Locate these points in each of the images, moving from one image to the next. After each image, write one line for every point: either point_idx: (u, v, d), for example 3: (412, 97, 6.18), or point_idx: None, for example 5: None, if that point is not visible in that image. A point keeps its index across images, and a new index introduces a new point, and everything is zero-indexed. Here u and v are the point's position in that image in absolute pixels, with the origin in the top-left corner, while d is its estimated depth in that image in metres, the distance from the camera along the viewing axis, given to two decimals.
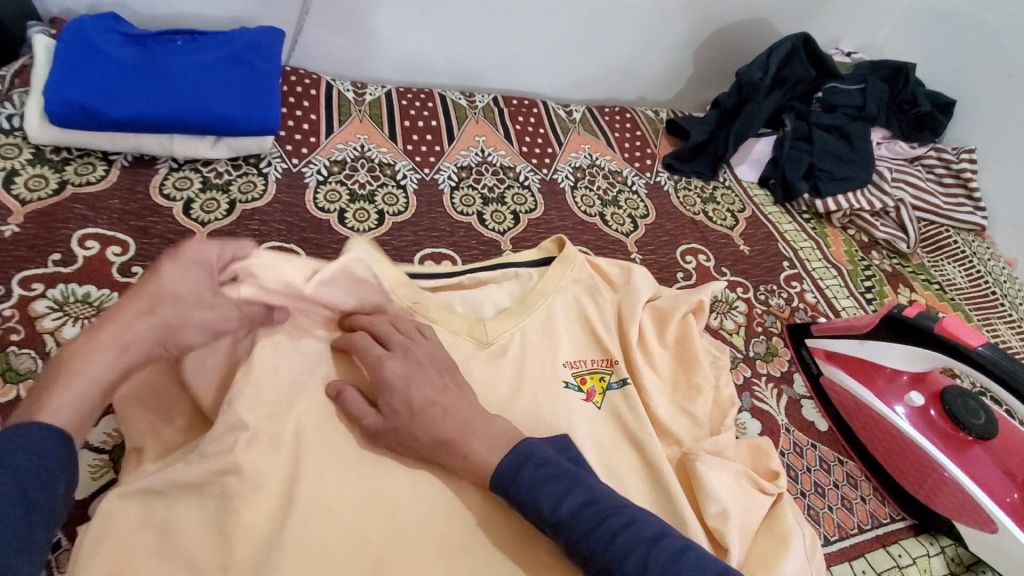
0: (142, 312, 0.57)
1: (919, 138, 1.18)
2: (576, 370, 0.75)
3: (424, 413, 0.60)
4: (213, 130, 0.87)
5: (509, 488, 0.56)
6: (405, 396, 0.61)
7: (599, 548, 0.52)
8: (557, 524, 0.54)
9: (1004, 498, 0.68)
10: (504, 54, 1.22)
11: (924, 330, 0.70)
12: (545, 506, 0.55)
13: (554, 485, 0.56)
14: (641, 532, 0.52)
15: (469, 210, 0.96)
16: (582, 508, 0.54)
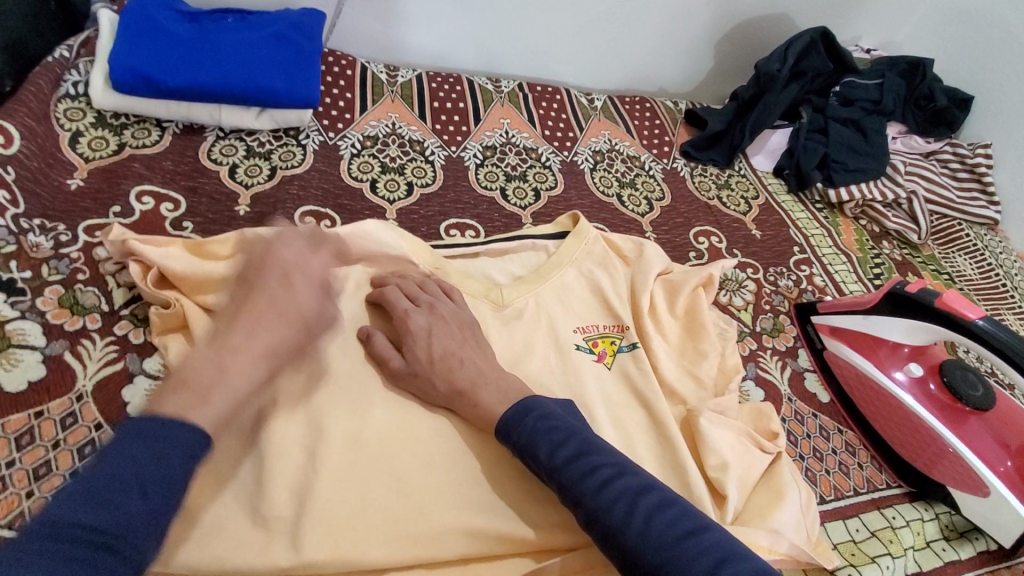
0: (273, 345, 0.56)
1: (935, 133, 1.20)
2: (588, 335, 0.79)
3: (448, 357, 0.65)
4: (258, 101, 0.94)
5: (511, 433, 0.60)
6: (430, 342, 0.66)
7: (587, 496, 0.54)
8: (554, 468, 0.56)
9: (998, 466, 0.70)
10: (530, 43, 1.27)
11: (925, 304, 0.73)
12: (543, 449, 0.58)
13: (550, 436, 0.58)
14: (627, 480, 0.54)
15: (493, 186, 1.01)
16: (576, 457, 0.56)
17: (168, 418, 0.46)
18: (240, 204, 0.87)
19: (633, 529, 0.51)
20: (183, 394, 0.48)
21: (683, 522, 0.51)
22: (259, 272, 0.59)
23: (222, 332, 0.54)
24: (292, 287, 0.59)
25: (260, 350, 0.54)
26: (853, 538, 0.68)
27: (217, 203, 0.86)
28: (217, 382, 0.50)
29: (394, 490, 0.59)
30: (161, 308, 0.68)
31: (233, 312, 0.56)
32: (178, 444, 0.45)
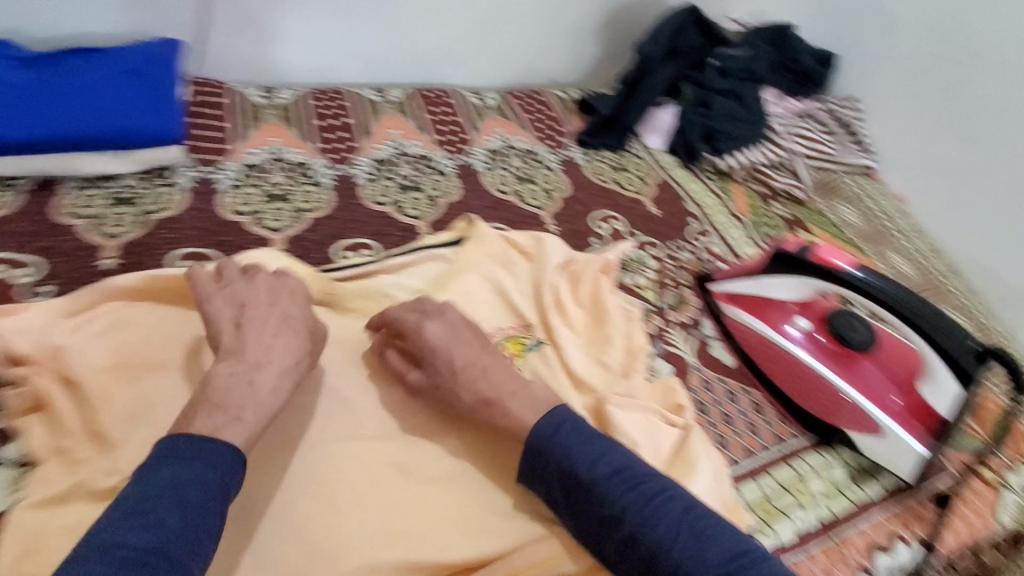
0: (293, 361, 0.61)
1: (805, 93, 1.27)
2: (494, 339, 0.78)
3: (471, 368, 0.64)
4: (117, 142, 0.88)
5: (543, 447, 0.59)
6: (451, 355, 0.64)
7: (633, 512, 0.54)
8: (596, 482, 0.56)
9: (888, 403, 0.74)
10: (414, 49, 1.26)
11: (802, 261, 0.76)
12: (581, 461, 0.57)
13: (587, 448, 0.58)
14: (673, 502, 0.55)
15: (386, 200, 0.98)
16: (617, 472, 0.57)
17: (202, 441, 0.53)
18: (105, 258, 0.81)
19: (683, 546, 0.52)
20: (217, 416, 0.55)
21: (734, 545, 0.53)
22: (255, 297, 0.65)
23: (233, 352, 0.60)
24: (293, 302, 0.66)
25: (275, 366, 0.60)
26: (766, 495, 0.70)
27: (79, 260, 0.80)
28: (247, 401, 0.57)
29: (290, 538, 0.56)
30: (18, 388, 0.64)
31: (239, 332, 0.62)
32: (215, 463, 0.52)
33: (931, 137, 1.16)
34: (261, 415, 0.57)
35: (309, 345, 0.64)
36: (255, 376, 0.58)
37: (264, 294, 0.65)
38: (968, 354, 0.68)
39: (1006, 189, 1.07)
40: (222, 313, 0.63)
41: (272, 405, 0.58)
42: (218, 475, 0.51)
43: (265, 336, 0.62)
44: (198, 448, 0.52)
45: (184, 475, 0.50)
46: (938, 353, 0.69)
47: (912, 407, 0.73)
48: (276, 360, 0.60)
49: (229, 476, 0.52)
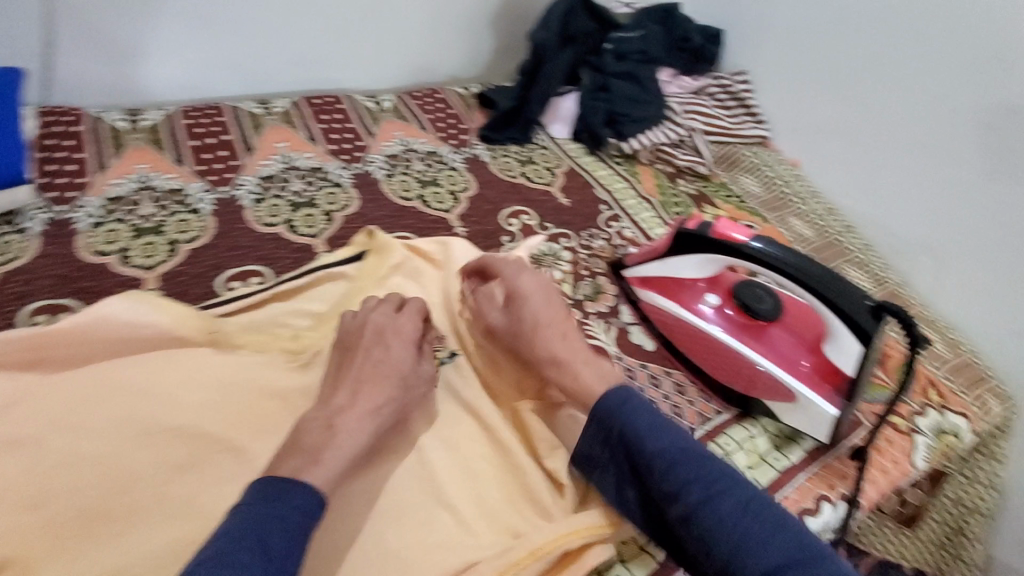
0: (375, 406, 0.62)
1: (698, 71, 1.29)
2: None
3: (546, 328, 0.69)
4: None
5: (612, 424, 0.62)
6: (535, 312, 0.69)
7: (695, 490, 0.56)
8: (664, 458, 0.58)
9: (799, 368, 0.74)
10: (296, 54, 1.17)
11: (703, 238, 0.76)
12: (650, 439, 0.59)
13: (653, 428, 0.60)
14: (734, 486, 0.57)
15: (276, 220, 0.91)
16: (681, 451, 0.59)
17: (289, 481, 0.53)
18: None
19: (745, 526, 0.54)
20: (295, 458, 0.56)
21: (792, 531, 0.54)
22: (355, 338, 0.67)
23: (331, 394, 0.62)
24: (398, 340, 0.67)
25: (365, 407, 0.61)
26: None
27: None
28: (326, 444, 0.57)
29: None
30: None
31: (341, 373, 0.64)
32: (296, 504, 0.52)
33: (813, 102, 1.18)
34: (342, 457, 0.57)
35: (403, 386, 0.64)
36: (335, 420, 0.59)
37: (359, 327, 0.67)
38: (865, 315, 0.68)
39: (891, 138, 1.06)
40: (379, 340, 0.66)
41: (351, 447, 0.58)
42: (302, 517, 0.52)
43: (355, 380, 0.63)
44: (284, 489, 0.53)
45: (268, 516, 0.50)
46: (838, 315, 0.70)
47: (821, 370, 0.74)
48: (370, 399, 0.62)
49: (308, 519, 0.52)
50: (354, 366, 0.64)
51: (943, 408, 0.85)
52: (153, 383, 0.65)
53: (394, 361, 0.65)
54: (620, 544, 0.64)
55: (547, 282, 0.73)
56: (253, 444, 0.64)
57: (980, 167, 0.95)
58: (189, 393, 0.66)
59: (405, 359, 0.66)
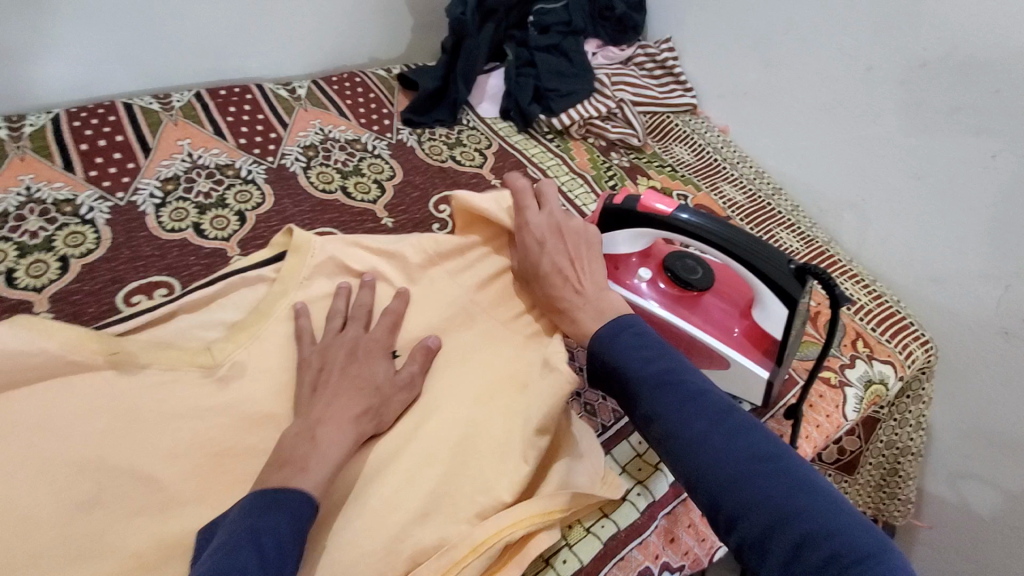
0: (353, 416, 0.61)
1: (625, 40, 1.25)
2: None
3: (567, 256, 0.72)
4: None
5: (606, 350, 0.64)
6: (542, 259, 0.71)
7: (669, 410, 0.57)
8: (646, 383, 0.59)
9: (732, 334, 0.75)
10: (193, 41, 1.07)
11: (630, 213, 0.75)
12: (636, 366, 0.61)
13: (643, 353, 0.62)
14: (711, 406, 0.56)
15: (183, 225, 0.84)
16: (666, 374, 0.59)
17: (280, 491, 0.52)
18: None
19: (712, 440, 0.54)
20: (285, 471, 0.54)
21: (760, 447, 0.53)
22: (325, 358, 0.66)
23: (308, 408, 0.61)
24: (372, 356, 0.67)
25: (344, 417, 0.60)
26: (638, 453, 0.72)
27: None
28: (313, 453, 0.56)
29: None
30: None
31: (317, 394, 0.62)
32: (287, 509, 0.50)
33: (738, 67, 1.18)
34: (327, 466, 0.56)
35: (379, 396, 0.64)
36: (316, 431, 0.58)
37: (330, 348, 0.67)
38: (787, 278, 0.69)
39: (811, 99, 1.08)
40: (352, 358, 0.66)
41: (338, 457, 0.57)
42: (297, 519, 0.51)
43: (324, 394, 0.62)
44: (281, 496, 0.51)
45: (256, 524, 0.49)
46: (761, 278, 0.70)
47: (752, 335, 0.74)
48: (350, 406, 0.61)
49: (302, 526, 0.51)
50: (331, 381, 0.63)
51: (870, 358, 0.89)
52: (44, 415, 0.58)
53: (374, 373, 0.65)
54: (565, 528, 0.64)
55: (562, 223, 0.74)
56: (167, 469, 0.59)
57: (895, 122, 0.97)
58: (86, 424, 0.59)
59: (386, 369, 0.67)
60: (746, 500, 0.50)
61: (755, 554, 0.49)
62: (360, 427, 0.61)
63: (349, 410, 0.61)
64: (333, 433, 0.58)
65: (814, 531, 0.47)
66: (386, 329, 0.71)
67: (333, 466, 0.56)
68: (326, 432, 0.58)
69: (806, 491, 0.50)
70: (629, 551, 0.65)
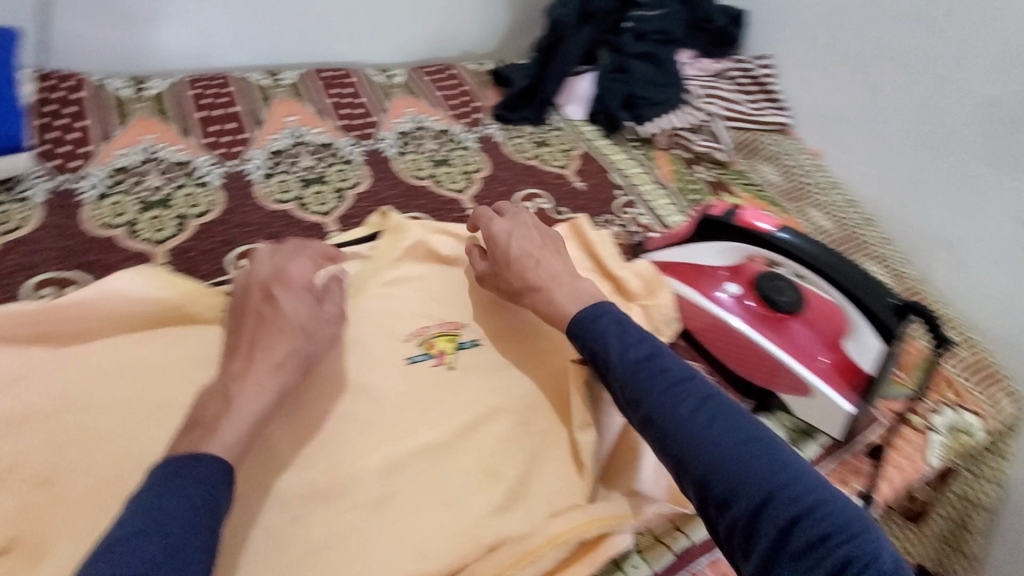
0: (270, 368, 0.54)
1: (721, 54, 1.25)
2: (423, 339, 0.72)
3: (532, 252, 0.71)
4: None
5: (585, 331, 0.61)
6: (509, 246, 0.71)
7: (654, 392, 0.54)
8: (627, 367, 0.56)
9: (818, 363, 0.73)
10: (303, 23, 1.13)
11: (727, 225, 0.75)
12: (616, 350, 0.58)
13: (623, 336, 0.59)
14: (696, 390, 0.53)
15: (287, 197, 0.89)
16: (648, 357, 0.57)
17: (184, 458, 0.46)
18: None
19: (699, 424, 0.50)
20: (192, 435, 0.49)
21: (747, 431, 0.50)
22: (241, 301, 0.59)
23: (232, 361, 0.55)
24: (294, 294, 0.59)
25: (262, 366, 0.54)
26: None
27: None
28: (223, 413, 0.50)
29: None
30: None
31: (234, 339, 0.56)
32: (195, 481, 0.45)
33: (837, 90, 1.15)
34: (242, 422, 0.51)
35: (305, 336, 0.58)
36: (231, 387, 0.52)
37: (245, 289, 0.59)
38: (890, 314, 0.67)
39: (904, 132, 1.05)
40: (266, 297, 0.58)
41: (254, 413, 0.52)
42: (213, 489, 0.45)
43: (240, 342, 0.56)
44: (183, 467, 0.45)
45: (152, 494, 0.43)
46: (861, 311, 0.69)
47: (841, 367, 0.72)
48: (270, 353, 0.55)
49: (217, 492, 0.46)
50: (247, 331, 0.56)
51: (958, 406, 0.85)
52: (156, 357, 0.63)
53: (286, 313, 0.57)
54: (636, 535, 0.65)
55: (526, 221, 0.75)
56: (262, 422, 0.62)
57: (1002, 163, 0.92)
58: (196, 371, 0.63)
59: (303, 312, 0.59)
60: (739, 482, 0.47)
61: (748, 542, 0.45)
62: (283, 382, 0.55)
63: (271, 358, 0.55)
64: (250, 387, 0.53)
65: (810, 512, 0.44)
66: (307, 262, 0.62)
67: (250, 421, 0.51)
68: (262, 372, 0.54)
69: (798, 473, 0.47)
70: (694, 566, 0.65)
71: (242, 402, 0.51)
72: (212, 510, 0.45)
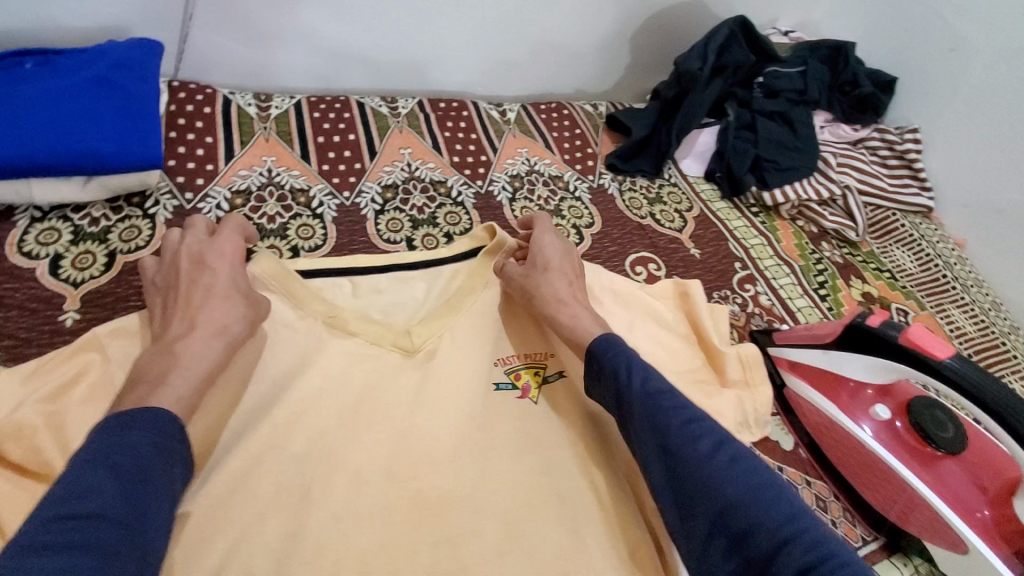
0: (213, 326, 0.61)
1: (862, 120, 1.15)
2: (510, 367, 0.71)
3: (558, 267, 0.75)
4: (100, 168, 0.76)
5: (599, 357, 0.63)
6: (538, 260, 0.75)
7: (672, 424, 0.55)
8: (644, 398, 0.57)
9: (975, 515, 0.66)
10: (427, 49, 1.10)
11: (888, 341, 0.69)
12: (635, 378, 0.59)
13: (642, 365, 0.61)
14: (708, 435, 0.54)
15: (397, 236, 0.87)
16: (662, 391, 0.58)
17: (134, 412, 0.50)
18: (66, 312, 0.69)
19: (716, 465, 0.52)
20: (138, 391, 0.53)
21: (761, 475, 0.51)
22: (172, 277, 0.65)
23: (171, 322, 0.61)
24: (229, 266, 0.67)
25: (207, 328, 0.60)
26: None
27: (33, 314, 0.68)
28: (170, 368, 0.56)
29: None
30: None
31: (168, 308, 0.63)
32: (150, 427, 0.49)
33: (993, 181, 1.06)
34: (191, 375, 0.56)
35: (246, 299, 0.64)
36: (176, 345, 0.58)
37: (173, 269, 0.66)
38: None
39: None
40: (197, 268, 0.66)
41: (201, 366, 0.58)
42: (164, 438, 0.50)
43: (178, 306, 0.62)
44: (137, 416, 0.50)
45: (101, 450, 0.46)
46: (1003, 428, 0.61)
47: (1003, 526, 0.65)
48: (214, 317, 0.61)
49: (167, 438, 0.50)
50: (184, 298, 0.63)
51: None
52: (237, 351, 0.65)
53: (222, 281, 0.65)
54: None
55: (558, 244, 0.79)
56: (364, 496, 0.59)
57: None
58: (304, 433, 0.61)
59: (235, 277, 0.66)
60: (753, 521, 0.48)
61: None
62: (227, 335, 0.61)
63: (219, 318, 0.61)
64: (195, 345, 0.59)
65: (819, 559, 0.44)
66: (233, 237, 0.71)
67: (196, 374, 0.57)
68: (205, 332, 0.60)
69: (809, 520, 0.47)
70: None
71: (188, 356, 0.58)
72: (164, 459, 0.49)
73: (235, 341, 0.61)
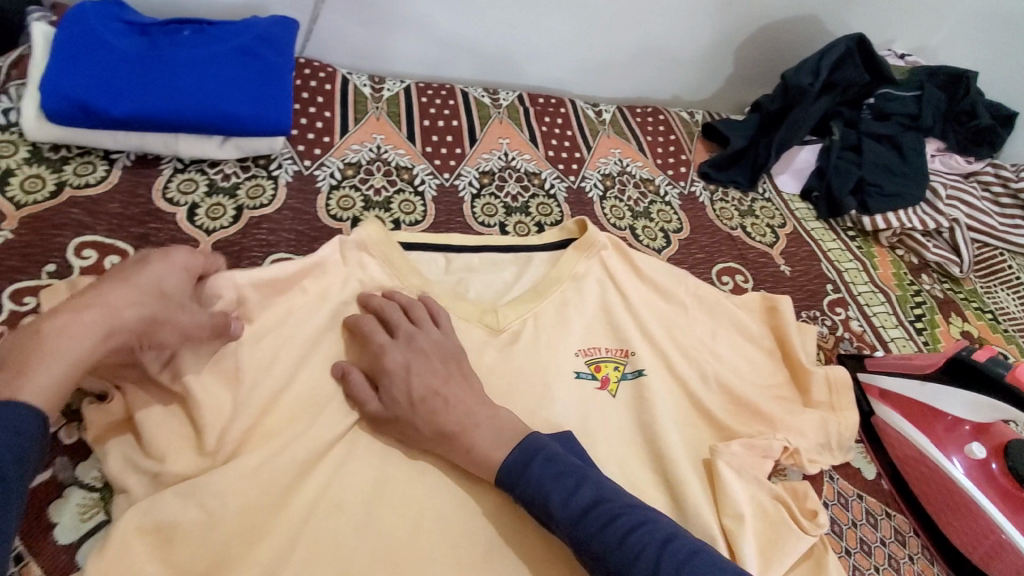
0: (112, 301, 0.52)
1: (976, 153, 1.09)
2: (590, 359, 0.72)
3: (429, 395, 0.61)
4: (236, 129, 0.83)
5: (516, 482, 0.57)
6: (413, 378, 0.61)
7: (610, 547, 0.51)
8: (575, 519, 0.53)
9: None
10: (530, 46, 1.13)
11: (994, 377, 0.67)
12: (555, 506, 0.54)
13: (561, 482, 0.55)
14: (655, 529, 0.52)
15: (491, 220, 0.91)
16: (591, 507, 0.54)
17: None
18: None
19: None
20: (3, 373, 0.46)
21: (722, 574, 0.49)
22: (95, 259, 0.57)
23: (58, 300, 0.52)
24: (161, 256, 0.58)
25: (90, 311, 0.51)
26: None
27: None
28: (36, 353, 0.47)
29: None
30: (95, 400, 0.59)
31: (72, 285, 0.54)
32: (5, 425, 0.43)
33: None
34: (57, 363, 0.48)
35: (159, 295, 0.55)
36: (46, 326, 0.49)
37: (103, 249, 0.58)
38: None
39: None
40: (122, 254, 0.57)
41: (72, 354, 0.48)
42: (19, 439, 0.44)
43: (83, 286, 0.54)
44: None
45: None
46: None
47: None
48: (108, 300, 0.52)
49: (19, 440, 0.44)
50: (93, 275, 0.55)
51: None
52: (343, 302, 0.69)
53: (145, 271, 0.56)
54: None
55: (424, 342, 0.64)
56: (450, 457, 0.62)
57: None
58: None
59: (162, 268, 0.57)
60: None
61: None
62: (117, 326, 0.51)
63: (115, 303, 0.52)
64: (71, 330, 0.49)
65: None
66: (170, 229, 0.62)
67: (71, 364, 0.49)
68: (95, 316, 0.51)
69: None
70: None
71: (64, 340, 0.49)
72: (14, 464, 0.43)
73: (125, 330, 0.52)
